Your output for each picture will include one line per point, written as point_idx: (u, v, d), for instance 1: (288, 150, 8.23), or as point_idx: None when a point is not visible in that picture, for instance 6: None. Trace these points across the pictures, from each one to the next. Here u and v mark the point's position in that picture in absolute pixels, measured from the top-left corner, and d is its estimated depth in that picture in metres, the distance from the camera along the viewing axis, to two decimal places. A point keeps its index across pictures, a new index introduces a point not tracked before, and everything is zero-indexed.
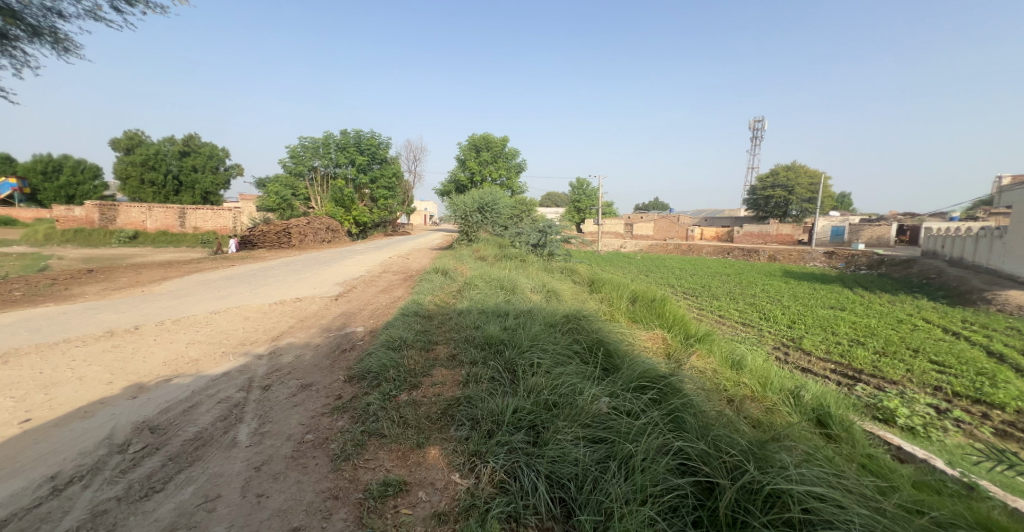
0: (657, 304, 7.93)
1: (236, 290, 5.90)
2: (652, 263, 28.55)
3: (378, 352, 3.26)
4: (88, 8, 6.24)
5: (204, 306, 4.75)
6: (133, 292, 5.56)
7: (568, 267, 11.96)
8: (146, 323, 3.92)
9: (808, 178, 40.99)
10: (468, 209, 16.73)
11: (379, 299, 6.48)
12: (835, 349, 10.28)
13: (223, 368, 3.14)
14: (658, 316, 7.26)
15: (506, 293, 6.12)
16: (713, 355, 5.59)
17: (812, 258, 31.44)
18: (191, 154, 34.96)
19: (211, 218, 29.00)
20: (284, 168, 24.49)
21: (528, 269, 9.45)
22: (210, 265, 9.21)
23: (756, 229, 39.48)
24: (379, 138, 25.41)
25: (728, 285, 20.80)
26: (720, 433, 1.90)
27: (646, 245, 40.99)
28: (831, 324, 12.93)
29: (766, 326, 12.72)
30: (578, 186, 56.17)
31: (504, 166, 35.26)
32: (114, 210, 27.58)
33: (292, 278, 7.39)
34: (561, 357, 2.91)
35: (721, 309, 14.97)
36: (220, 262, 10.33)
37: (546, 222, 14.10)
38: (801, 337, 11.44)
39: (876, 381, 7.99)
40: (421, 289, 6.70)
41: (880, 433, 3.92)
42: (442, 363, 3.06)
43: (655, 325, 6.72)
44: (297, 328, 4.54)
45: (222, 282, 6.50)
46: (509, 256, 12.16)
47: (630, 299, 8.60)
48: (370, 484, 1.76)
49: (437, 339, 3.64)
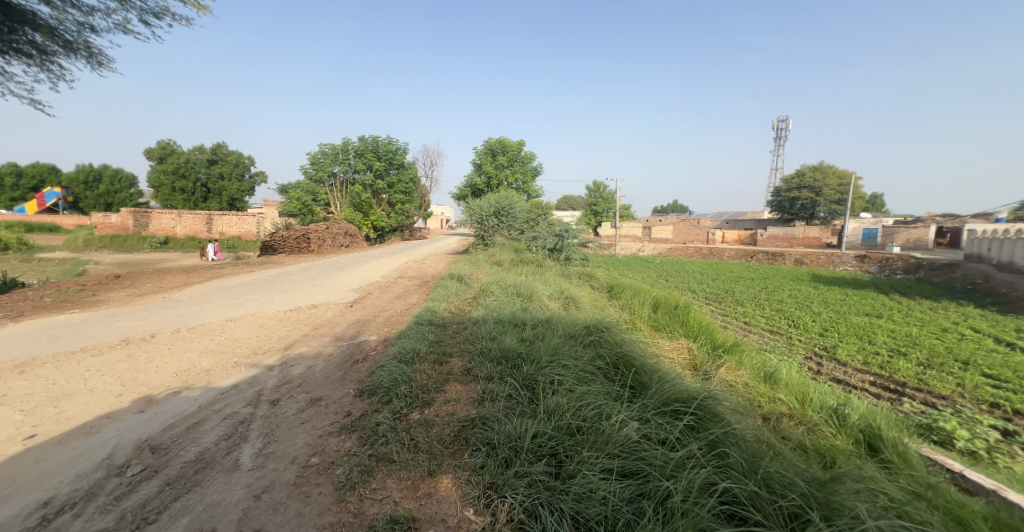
0: (681, 311, 7.63)
1: (255, 296, 5.94)
2: (672, 267, 27.88)
3: (389, 366, 3.12)
4: (119, 23, 6.48)
5: (220, 314, 4.72)
6: (156, 298, 5.65)
7: (587, 272, 11.68)
8: (162, 331, 3.90)
9: (837, 179, 39.43)
10: (485, 213, 16.68)
11: (393, 306, 6.42)
12: (873, 360, 9.70)
13: (234, 379, 3.06)
14: (682, 324, 6.95)
15: (523, 300, 5.95)
16: (743, 367, 5.27)
17: (841, 262, 30.13)
18: (219, 161, 36.29)
19: (236, 224, 30.03)
20: (305, 174, 25.10)
21: (545, 274, 9.25)
22: (230, 271, 9.38)
23: (782, 232, 38.21)
24: (396, 143, 25.69)
25: (753, 290, 20.04)
26: (772, 469, 1.66)
27: (665, 248, 40.17)
28: (868, 333, 12.23)
29: (796, 334, 12.11)
30: (595, 190, 55.77)
31: (520, 170, 35.21)
32: (147, 217, 28.83)
33: (311, 284, 7.47)
34: (583, 374, 2.69)
35: (747, 316, 14.40)
36: (240, 267, 10.54)
37: (564, 225, 13.83)
38: (834, 345, 10.87)
39: (922, 396, 7.48)
40: (437, 295, 6.60)
41: (939, 458, 3.55)
42: (456, 378, 2.90)
43: (679, 334, 6.42)
44: (310, 336, 4.49)
45: (243, 288, 6.58)
46: (527, 261, 11.98)
47: (653, 305, 8.31)
48: (376, 520, 1.60)
49: (451, 351, 3.47)
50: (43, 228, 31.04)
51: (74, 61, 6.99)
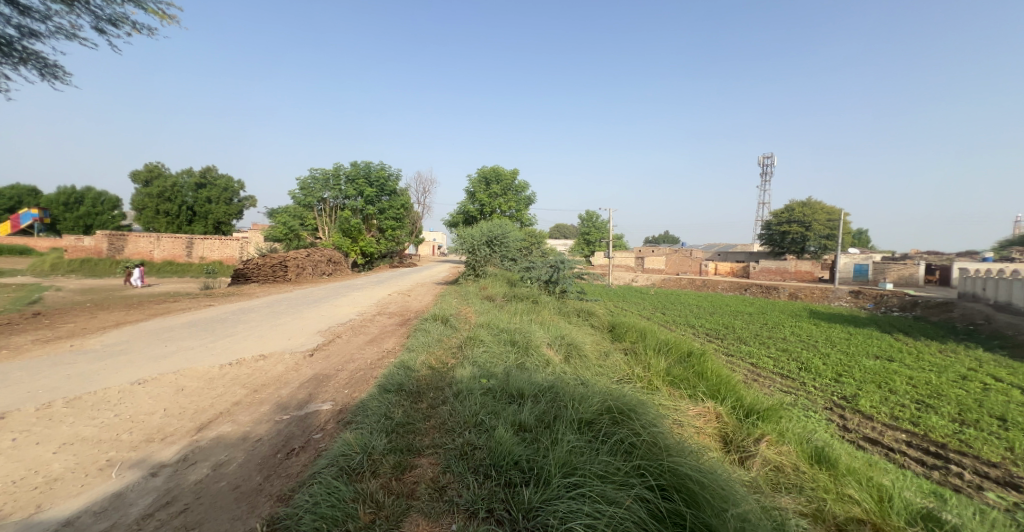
0: (699, 362, 6.62)
1: (190, 344, 4.83)
2: (667, 300, 27.21)
3: (323, 482, 2.09)
4: (64, 29, 5.73)
5: (126, 373, 3.63)
6: (62, 344, 4.51)
7: (585, 309, 10.78)
8: (23, 408, 2.82)
9: (826, 215, 39.97)
10: (476, 242, 15.92)
11: (364, 355, 5.38)
12: (901, 412, 8.82)
13: (81, 503, 1.98)
14: (700, 378, 5.99)
15: (518, 353, 4.97)
16: (786, 441, 4.28)
17: (836, 296, 29.80)
18: (207, 185, 35.41)
19: (218, 248, 28.95)
20: (293, 199, 24.37)
21: (542, 313, 8.35)
22: (184, 305, 8.22)
23: (774, 266, 38.16)
24: (389, 169, 25.19)
25: (753, 326, 19.31)
26: None
27: (659, 279, 39.81)
28: (885, 379, 11.37)
29: (809, 379, 11.20)
30: (589, 219, 56.33)
31: (514, 198, 34.94)
32: (123, 240, 27.63)
33: (271, 324, 6.40)
34: (625, 521, 1.70)
35: (755, 357, 13.48)
36: (200, 299, 9.40)
37: (560, 256, 13.01)
38: (853, 394, 9.98)
39: (970, 465, 6.57)
40: (415, 343, 5.51)
41: None
42: (421, 508, 1.90)
43: (700, 392, 5.46)
44: (241, 406, 3.42)
45: (183, 330, 5.48)
46: (520, 296, 11.08)
47: (663, 351, 7.35)
48: None
49: (419, 449, 2.46)
50: (13, 250, 29.59)
51: (18, 69, 6.22)
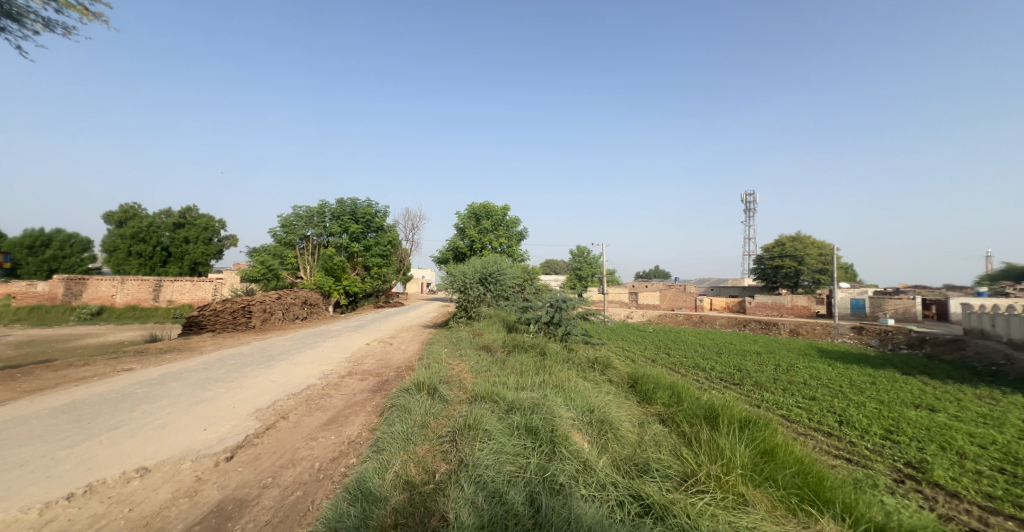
0: (768, 438, 4.93)
1: (28, 453, 3.10)
2: (669, 338, 25.73)
3: None
4: None
5: None
6: None
7: (598, 359, 9.10)
8: None
9: (817, 250, 39.74)
10: (467, 279, 14.41)
11: (312, 454, 3.66)
12: (991, 487, 7.14)
13: None
14: (780, 464, 4.35)
15: (540, 455, 3.32)
16: None
17: (839, 332, 28.63)
18: (186, 225, 33.68)
19: (188, 290, 26.93)
20: (274, 237, 22.80)
21: (554, 370, 6.71)
22: (90, 369, 6.31)
23: (770, 300, 37.29)
24: (376, 205, 23.85)
25: (769, 368, 17.75)
26: None
27: (655, 316, 38.44)
28: (946, 438, 9.66)
29: (858, 437, 9.54)
30: (580, 255, 56.43)
31: (504, 235, 34.01)
32: (83, 284, 25.32)
33: (192, 401, 4.64)
34: None
35: (785, 408, 11.82)
36: (124, 359, 7.48)
37: (561, 292, 11.29)
38: (919, 458, 8.32)
39: None
40: (386, 433, 3.79)
41: None
42: None
43: (797, 495, 3.80)
44: None
45: (45, 422, 3.73)
46: (520, 344, 9.42)
47: (711, 421, 5.70)
48: None
49: None
50: None
51: None
